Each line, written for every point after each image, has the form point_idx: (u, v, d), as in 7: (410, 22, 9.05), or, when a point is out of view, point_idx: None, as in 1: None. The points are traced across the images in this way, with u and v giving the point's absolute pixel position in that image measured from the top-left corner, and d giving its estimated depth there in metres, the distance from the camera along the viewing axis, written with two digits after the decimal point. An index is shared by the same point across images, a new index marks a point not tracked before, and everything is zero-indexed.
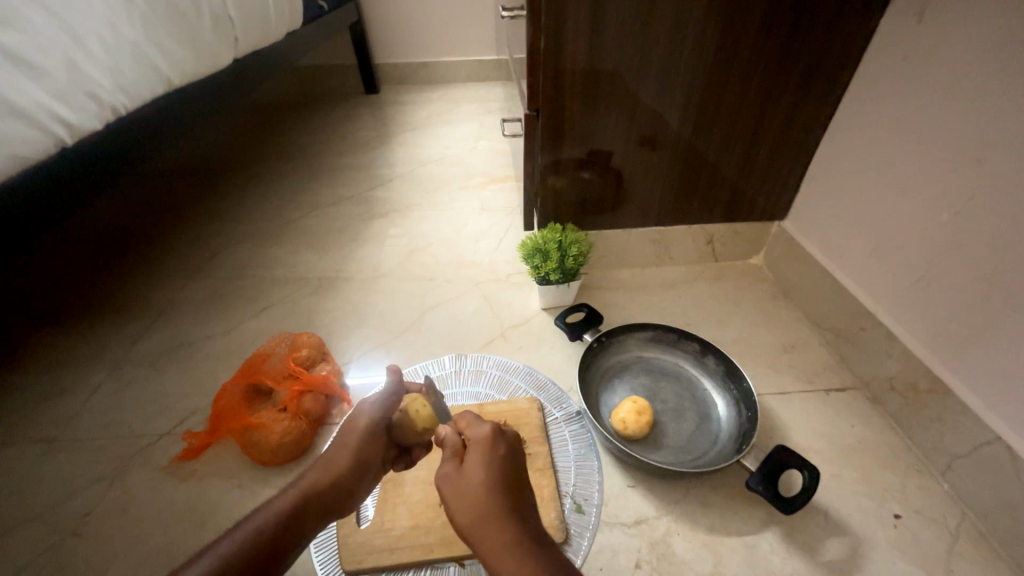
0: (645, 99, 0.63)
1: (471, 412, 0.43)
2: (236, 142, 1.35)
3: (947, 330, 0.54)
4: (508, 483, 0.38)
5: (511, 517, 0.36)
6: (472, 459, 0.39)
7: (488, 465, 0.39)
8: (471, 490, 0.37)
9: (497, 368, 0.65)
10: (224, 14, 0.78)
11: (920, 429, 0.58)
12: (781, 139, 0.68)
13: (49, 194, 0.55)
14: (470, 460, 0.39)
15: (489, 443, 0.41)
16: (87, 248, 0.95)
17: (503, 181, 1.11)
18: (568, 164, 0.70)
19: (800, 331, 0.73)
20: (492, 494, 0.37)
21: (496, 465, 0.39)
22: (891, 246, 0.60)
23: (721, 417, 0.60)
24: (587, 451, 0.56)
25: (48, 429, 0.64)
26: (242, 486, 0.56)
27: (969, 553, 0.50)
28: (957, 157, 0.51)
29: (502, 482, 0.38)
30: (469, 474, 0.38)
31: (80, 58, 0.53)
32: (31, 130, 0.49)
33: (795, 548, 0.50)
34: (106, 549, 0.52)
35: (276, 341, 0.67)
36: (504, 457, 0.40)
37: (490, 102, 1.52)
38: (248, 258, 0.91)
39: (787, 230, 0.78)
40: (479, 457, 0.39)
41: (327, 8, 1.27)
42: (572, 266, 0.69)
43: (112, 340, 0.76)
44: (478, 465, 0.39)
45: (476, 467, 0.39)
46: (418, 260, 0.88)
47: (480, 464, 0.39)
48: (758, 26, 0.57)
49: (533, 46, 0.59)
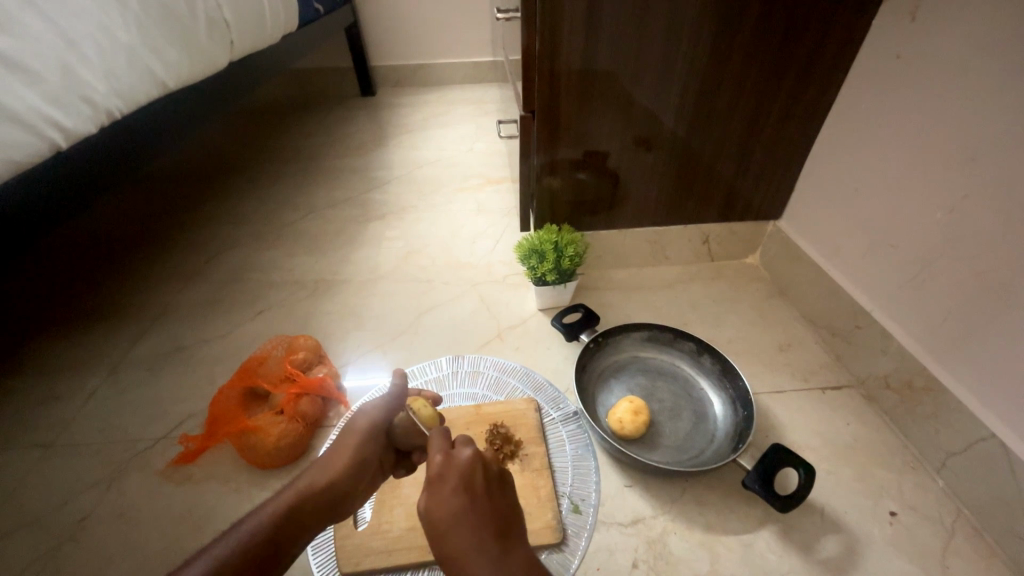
0: (639, 99, 0.63)
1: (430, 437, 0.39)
2: (233, 145, 1.35)
3: (941, 327, 0.55)
4: (473, 510, 0.35)
5: (482, 546, 0.33)
6: (431, 494, 0.36)
7: (448, 498, 0.35)
8: (436, 529, 0.34)
9: (494, 369, 0.65)
10: (219, 18, 0.78)
11: (914, 426, 0.58)
12: (775, 139, 0.69)
13: (45, 199, 0.54)
14: (428, 498, 0.36)
15: (446, 472, 0.37)
16: (84, 252, 0.95)
17: (499, 182, 1.11)
18: (564, 165, 0.71)
19: (796, 330, 0.74)
20: (457, 529, 0.34)
21: (457, 495, 0.35)
22: (886, 244, 0.61)
23: (717, 416, 0.60)
24: (584, 451, 0.55)
25: (44, 434, 0.64)
26: (239, 490, 0.56)
27: (965, 549, 0.50)
28: (949, 155, 0.52)
29: (467, 512, 0.34)
30: (431, 514, 0.35)
31: (74, 62, 0.53)
32: (26, 134, 0.49)
33: (792, 546, 0.50)
34: (103, 554, 0.52)
35: (273, 344, 0.67)
36: (465, 483, 0.36)
37: (487, 104, 1.52)
38: (245, 261, 0.91)
39: (782, 230, 0.79)
40: (437, 491, 0.36)
41: (323, 12, 1.28)
42: (568, 267, 0.69)
43: (108, 344, 0.76)
44: (438, 502, 0.35)
45: (435, 503, 0.35)
46: (415, 262, 0.88)
47: (439, 499, 0.35)
48: (751, 27, 0.57)
49: (528, 48, 0.59)
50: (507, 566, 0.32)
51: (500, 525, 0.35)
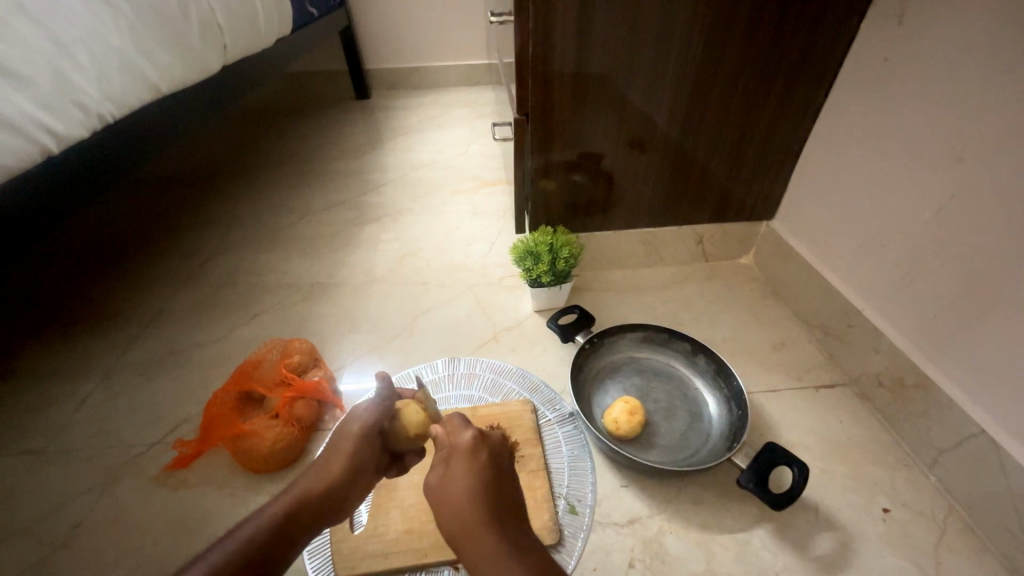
0: (632, 101, 0.64)
1: (456, 416, 0.42)
2: (227, 149, 1.34)
3: (931, 326, 0.55)
4: (496, 487, 0.37)
5: (500, 523, 0.35)
6: (458, 465, 0.38)
7: (476, 471, 0.37)
8: (456, 496, 0.36)
9: (490, 371, 0.65)
10: (212, 21, 0.78)
11: (907, 423, 0.58)
12: (767, 140, 0.69)
13: (39, 205, 0.54)
14: (455, 467, 0.37)
15: (476, 448, 0.39)
16: (78, 256, 0.94)
17: (494, 184, 1.11)
18: (558, 167, 0.71)
19: (790, 329, 0.74)
20: (478, 501, 0.35)
21: (484, 471, 0.37)
22: (877, 244, 0.61)
23: (712, 416, 0.61)
24: (580, 452, 0.56)
25: (37, 440, 0.63)
26: (235, 494, 0.56)
27: (957, 545, 0.50)
28: (938, 156, 0.53)
29: (490, 488, 0.36)
30: (454, 481, 0.37)
31: (66, 67, 0.53)
32: (18, 139, 0.49)
33: (787, 544, 0.50)
34: (97, 560, 0.51)
35: (268, 347, 0.66)
36: (492, 463, 0.38)
37: (481, 106, 1.53)
38: (240, 265, 0.91)
39: (775, 230, 0.79)
40: (465, 461, 0.38)
41: (316, 15, 1.28)
42: (563, 268, 0.69)
43: (102, 349, 0.75)
44: (464, 471, 0.37)
45: (460, 472, 0.37)
46: (411, 265, 0.88)
47: (467, 469, 0.37)
48: (742, 29, 0.58)
49: (521, 51, 0.59)
50: (520, 546, 0.34)
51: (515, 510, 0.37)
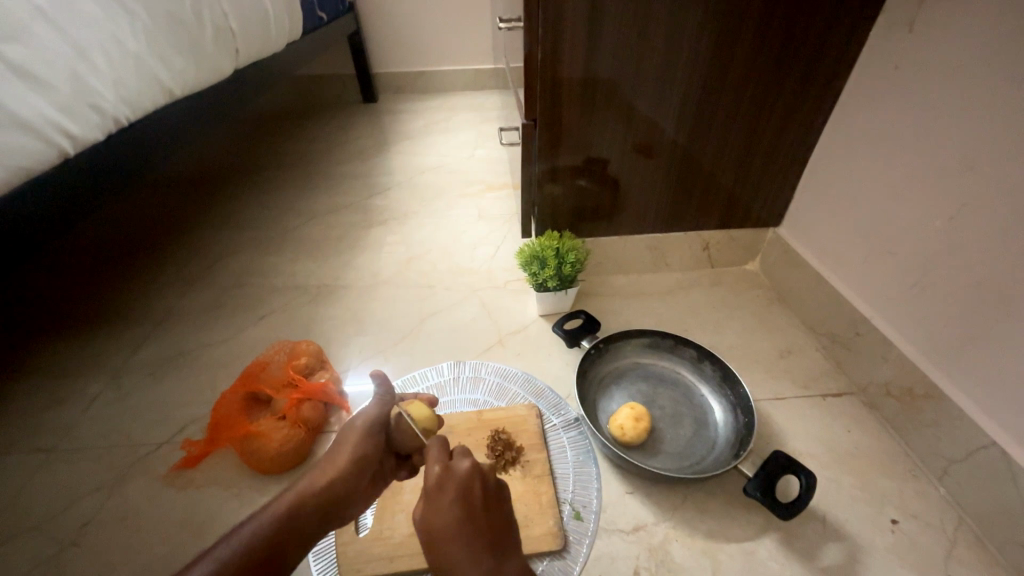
0: (640, 108, 0.64)
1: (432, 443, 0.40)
2: (236, 151, 1.36)
3: (940, 336, 0.55)
4: (468, 524, 0.35)
5: (475, 562, 0.34)
6: (429, 506, 0.36)
7: (443, 510, 0.36)
8: (435, 538, 0.35)
9: (495, 376, 0.66)
10: (225, 26, 0.79)
11: (915, 434, 0.58)
12: (774, 147, 0.69)
13: (53, 205, 0.55)
14: (432, 503, 0.36)
15: (444, 485, 0.37)
16: (87, 257, 0.95)
17: (500, 188, 1.12)
18: (565, 172, 0.71)
19: (796, 337, 0.74)
20: (452, 544, 0.34)
21: (454, 507, 0.36)
22: (886, 253, 0.61)
23: (719, 424, 0.60)
24: (585, 458, 0.56)
25: (46, 439, 0.64)
26: (240, 495, 0.56)
27: (967, 558, 0.50)
28: (948, 165, 0.52)
29: (462, 526, 0.35)
30: (429, 523, 0.36)
31: (84, 71, 0.53)
32: (32, 140, 0.49)
33: (793, 554, 0.50)
34: (104, 558, 0.52)
35: (275, 349, 0.67)
36: (463, 496, 0.36)
37: (488, 111, 1.54)
38: (247, 266, 0.92)
39: (783, 237, 0.79)
40: (435, 502, 0.36)
41: (326, 20, 1.29)
42: (569, 273, 0.69)
43: (111, 349, 0.76)
44: (439, 510, 0.36)
45: (438, 509, 0.36)
46: (417, 268, 0.89)
47: (437, 510, 0.36)
48: (752, 36, 0.58)
49: (530, 56, 0.59)
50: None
51: (496, 539, 0.36)
